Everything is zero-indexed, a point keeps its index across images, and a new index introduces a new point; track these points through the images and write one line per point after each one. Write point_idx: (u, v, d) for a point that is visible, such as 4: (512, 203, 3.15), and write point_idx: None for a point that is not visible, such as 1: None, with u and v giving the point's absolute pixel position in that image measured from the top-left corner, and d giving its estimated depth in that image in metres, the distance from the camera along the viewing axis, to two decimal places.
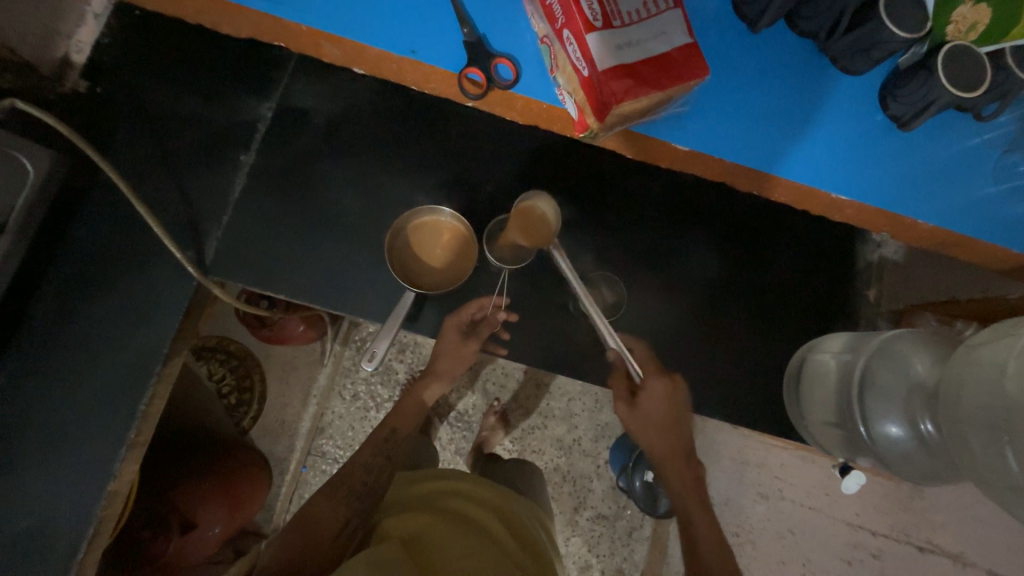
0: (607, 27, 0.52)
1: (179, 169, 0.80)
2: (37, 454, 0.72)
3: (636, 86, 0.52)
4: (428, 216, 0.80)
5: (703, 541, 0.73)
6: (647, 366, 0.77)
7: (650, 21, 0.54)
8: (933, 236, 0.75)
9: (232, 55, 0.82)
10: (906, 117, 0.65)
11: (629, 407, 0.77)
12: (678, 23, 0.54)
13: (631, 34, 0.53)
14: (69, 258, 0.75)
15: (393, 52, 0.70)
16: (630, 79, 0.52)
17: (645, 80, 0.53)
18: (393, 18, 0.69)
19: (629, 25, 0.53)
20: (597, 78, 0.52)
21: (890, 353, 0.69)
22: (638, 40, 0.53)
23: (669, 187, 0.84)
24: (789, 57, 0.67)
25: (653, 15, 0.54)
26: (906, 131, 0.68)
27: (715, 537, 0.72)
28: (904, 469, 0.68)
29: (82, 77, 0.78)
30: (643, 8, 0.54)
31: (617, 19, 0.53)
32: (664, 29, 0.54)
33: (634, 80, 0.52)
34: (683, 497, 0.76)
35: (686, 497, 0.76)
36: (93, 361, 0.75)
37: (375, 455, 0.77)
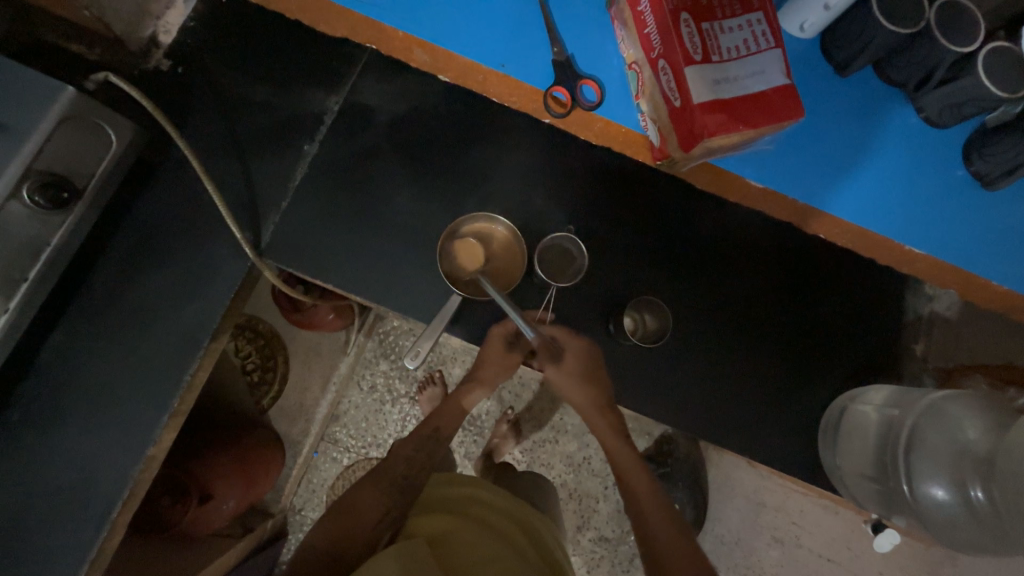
0: (706, 61, 0.53)
1: (246, 153, 0.82)
2: (85, 411, 0.75)
3: (729, 121, 0.53)
4: (484, 223, 0.81)
5: None
6: None
7: (749, 59, 0.55)
8: None
9: (308, 48, 0.85)
10: (992, 175, 0.69)
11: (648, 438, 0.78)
12: (778, 63, 0.55)
13: (729, 70, 0.54)
14: (135, 228, 0.78)
15: (485, 64, 0.80)
16: (723, 114, 0.53)
17: (739, 117, 0.53)
18: (493, 37, 0.80)
19: (727, 61, 0.54)
20: (691, 109, 0.53)
21: (939, 414, 0.67)
22: (735, 76, 0.54)
23: (721, 218, 0.82)
24: (859, 106, 0.72)
25: (753, 53, 0.55)
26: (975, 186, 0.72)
27: None
28: (948, 536, 0.65)
29: (166, 57, 0.82)
30: (743, 45, 0.55)
31: (716, 53, 0.54)
32: (762, 68, 0.55)
33: (727, 115, 0.53)
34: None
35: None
36: (145, 328, 0.77)
37: (417, 451, 0.77)
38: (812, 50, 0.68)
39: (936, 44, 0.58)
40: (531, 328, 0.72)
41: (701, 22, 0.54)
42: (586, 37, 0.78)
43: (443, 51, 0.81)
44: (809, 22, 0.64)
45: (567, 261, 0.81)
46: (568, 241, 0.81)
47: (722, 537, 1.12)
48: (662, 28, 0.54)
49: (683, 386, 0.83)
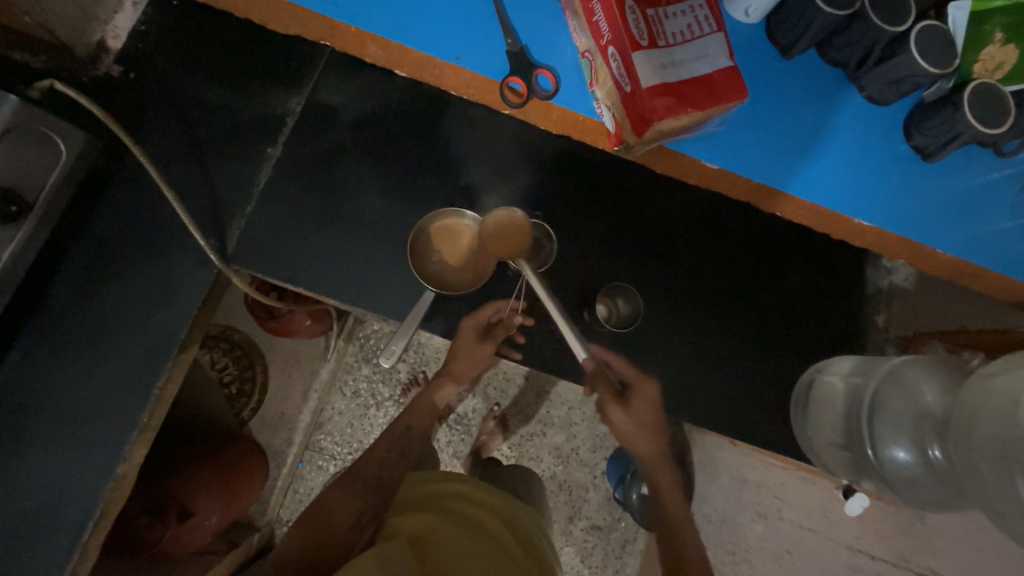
0: (653, 47, 0.55)
1: (206, 157, 0.80)
2: (48, 432, 0.72)
3: (678, 104, 0.55)
4: (437, 220, 0.81)
5: None
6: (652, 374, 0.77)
7: (694, 43, 0.56)
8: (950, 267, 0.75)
9: (266, 48, 0.84)
10: (931, 148, 0.67)
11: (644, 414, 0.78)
12: (721, 46, 0.57)
13: (675, 55, 0.55)
14: (93, 240, 0.76)
15: (438, 56, 0.76)
16: (672, 97, 0.54)
17: (687, 100, 0.55)
18: (443, 27, 0.76)
19: (673, 46, 0.55)
20: (641, 94, 0.54)
21: (899, 379, 0.70)
22: (682, 59, 0.56)
23: (684, 202, 0.86)
24: (816, 84, 0.69)
25: (697, 37, 0.56)
26: (929, 161, 0.70)
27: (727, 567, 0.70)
28: (912, 494, 0.69)
29: (116, 62, 0.79)
30: (688, 29, 0.56)
31: (662, 38, 0.55)
32: (707, 51, 0.56)
33: (676, 98, 0.55)
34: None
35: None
36: (111, 342, 0.75)
37: (389, 451, 0.78)
38: (757, 34, 0.68)
39: (869, 25, 0.60)
40: (584, 348, 0.72)
41: (646, 9, 0.55)
42: (539, 23, 0.74)
43: (393, 44, 0.77)
44: (752, 8, 0.65)
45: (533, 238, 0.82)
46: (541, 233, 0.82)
47: (709, 516, 1.16)
48: (609, 16, 0.55)
49: (659, 369, 0.84)
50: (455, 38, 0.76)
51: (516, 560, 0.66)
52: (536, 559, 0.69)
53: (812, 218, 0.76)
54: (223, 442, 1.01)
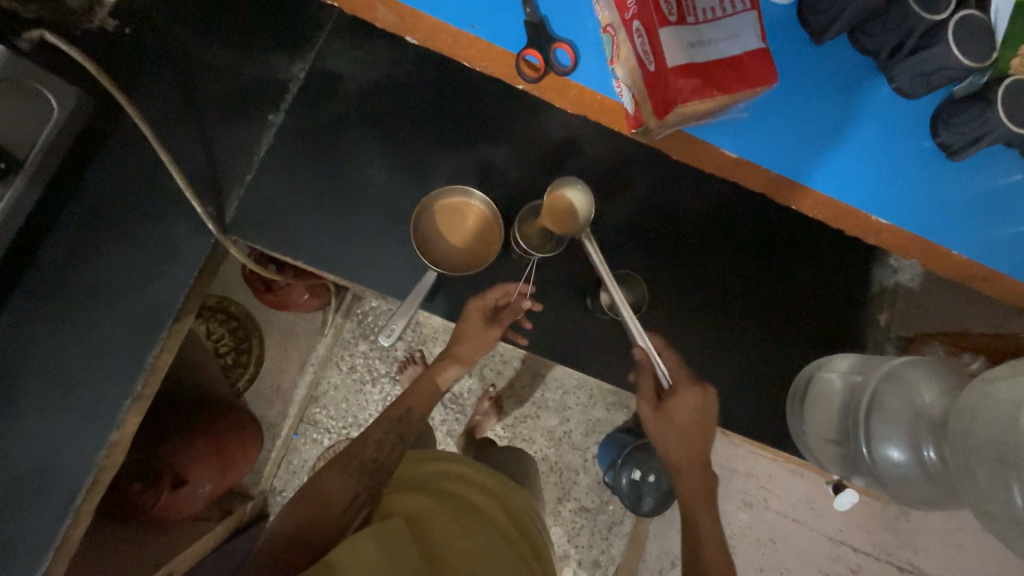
0: (681, 23, 0.52)
1: (205, 122, 0.78)
2: (41, 397, 0.71)
3: (703, 86, 0.52)
4: (435, 201, 0.79)
5: (705, 557, 0.71)
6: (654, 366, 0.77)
7: (724, 21, 0.53)
8: (962, 267, 0.75)
9: (271, 11, 0.80)
10: (958, 146, 0.65)
11: (652, 407, 0.76)
12: (752, 25, 0.54)
13: (703, 33, 0.53)
14: (85, 203, 0.73)
15: (452, 25, 0.70)
16: (697, 79, 0.52)
17: (713, 82, 0.52)
18: None
19: (701, 23, 0.53)
20: (665, 74, 0.52)
21: (898, 379, 0.70)
22: (709, 39, 0.53)
23: (696, 190, 0.84)
24: (843, 73, 0.67)
25: (727, 15, 0.54)
26: (954, 160, 0.68)
27: (720, 557, 0.70)
28: (902, 492, 0.70)
29: (111, 16, 0.75)
30: (718, 7, 0.54)
31: (691, 15, 0.53)
32: (737, 31, 0.53)
33: (702, 80, 0.52)
34: (691, 505, 0.74)
35: (693, 503, 0.74)
36: (106, 309, 0.74)
37: (387, 433, 0.77)
38: (787, 17, 0.65)
39: (908, 11, 0.58)
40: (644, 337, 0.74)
41: None
42: None
43: (408, 9, 0.71)
44: None
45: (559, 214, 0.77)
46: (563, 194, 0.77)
47: None
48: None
49: None
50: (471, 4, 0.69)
51: (512, 542, 0.67)
52: (531, 541, 0.70)
53: (827, 212, 0.74)
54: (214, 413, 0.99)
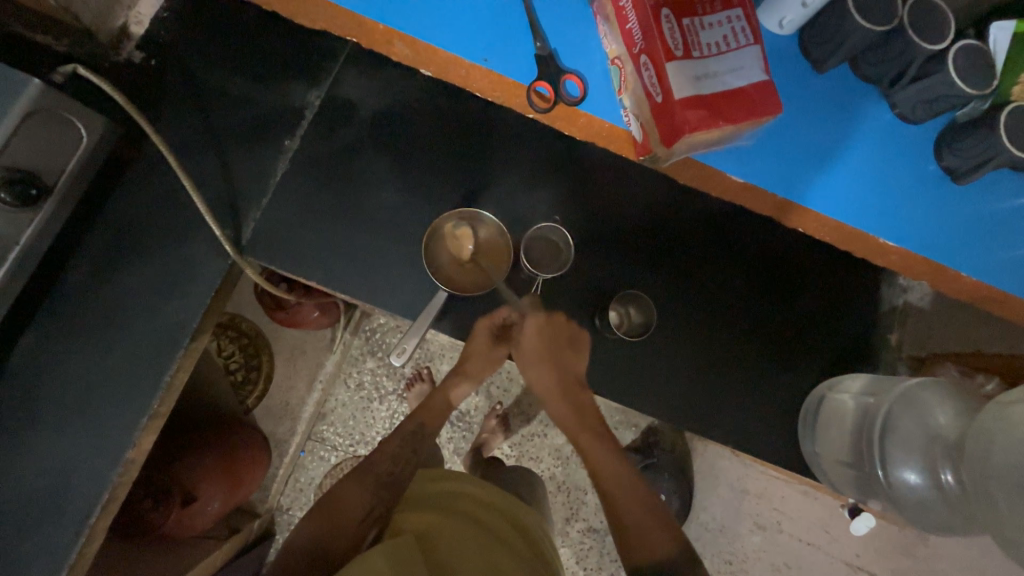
0: (686, 58, 0.54)
1: (223, 148, 0.80)
2: (59, 414, 0.73)
3: (710, 117, 0.54)
4: (450, 222, 0.81)
5: None
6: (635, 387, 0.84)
7: (729, 55, 0.55)
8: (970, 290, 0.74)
9: (288, 41, 0.83)
10: (963, 170, 0.66)
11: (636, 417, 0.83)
12: (755, 59, 0.56)
13: (709, 66, 0.54)
14: (108, 225, 0.76)
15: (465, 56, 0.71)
16: (704, 110, 0.53)
17: (720, 113, 0.54)
18: (471, 25, 0.71)
19: (707, 57, 0.54)
20: (672, 106, 0.54)
21: (913, 401, 0.70)
22: (715, 71, 0.55)
23: (701, 210, 0.85)
24: (844, 100, 0.68)
25: (731, 49, 0.55)
26: (958, 183, 0.68)
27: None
28: (920, 517, 0.69)
29: (137, 48, 0.80)
30: (722, 41, 0.55)
31: (696, 50, 0.54)
32: (741, 64, 0.55)
33: (708, 111, 0.54)
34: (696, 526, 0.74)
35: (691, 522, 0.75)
36: (124, 326, 0.76)
37: (402, 446, 0.78)
38: (789, 47, 0.67)
39: (908, 43, 0.59)
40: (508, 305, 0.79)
41: (681, 18, 0.54)
42: (566, 29, 0.71)
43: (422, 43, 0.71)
44: (787, 19, 0.63)
45: (551, 248, 0.83)
46: (557, 233, 0.82)
47: (707, 524, 1.14)
48: (643, 24, 0.54)
49: (667, 376, 0.84)
50: (486, 38, 0.71)
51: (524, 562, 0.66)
52: (543, 564, 0.69)
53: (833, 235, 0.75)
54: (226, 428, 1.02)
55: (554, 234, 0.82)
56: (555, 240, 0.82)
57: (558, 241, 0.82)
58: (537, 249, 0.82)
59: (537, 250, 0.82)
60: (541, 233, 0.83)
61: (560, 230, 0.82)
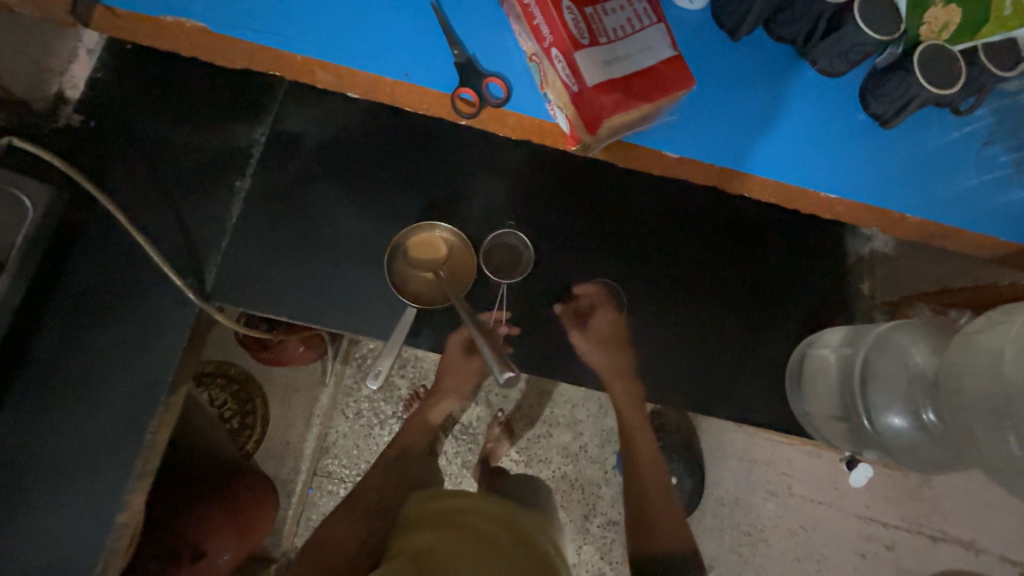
0: (594, 44, 0.54)
1: (175, 198, 0.80)
2: (40, 488, 0.72)
3: (625, 100, 0.55)
4: (411, 235, 0.81)
5: None
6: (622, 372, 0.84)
7: (636, 36, 0.56)
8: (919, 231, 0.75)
9: (224, 83, 0.83)
10: (889, 115, 0.67)
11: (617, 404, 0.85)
12: (662, 37, 0.57)
13: (618, 50, 0.55)
14: (68, 290, 0.75)
15: (386, 75, 0.69)
16: (619, 93, 0.55)
17: (634, 94, 0.55)
18: (380, 40, 0.68)
19: (615, 42, 0.55)
20: (587, 94, 0.54)
21: (888, 345, 0.70)
22: (625, 54, 0.55)
23: (656, 192, 0.87)
24: (767, 62, 0.69)
25: (638, 30, 0.56)
26: (886, 128, 0.70)
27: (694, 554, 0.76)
28: (911, 458, 0.69)
29: (76, 112, 0.80)
30: (628, 24, 0.56)
31: (603, 35, 0.55)
32: (649, 44, 0.56)
33: (623, 94, 0.55)
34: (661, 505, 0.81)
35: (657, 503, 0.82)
36: (98, 391, 0.75)
37: (386, 476, 0.81)
38: (704, 20, 0.68)
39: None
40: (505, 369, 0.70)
41: (584, 7, 0.55)
42: (473, 20, 0.68)
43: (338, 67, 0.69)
44: None
45: (511, 251, 0.84)
46: (511, 236, 0.84)
47: (722, 499, 1.13)
48: (547, 19, 0.55)
49: (649, 358, 0.85)
50: (400, 53, 0.68)
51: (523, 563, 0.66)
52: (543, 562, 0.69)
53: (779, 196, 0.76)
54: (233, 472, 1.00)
55: (511, 237, 0.84)
56: (510, 244, 0.84)
57: (516, 243, 0.84)
58: (498, 252, 0.84)
59: (498, 253, 0.84)
60: (497, 240, 0.84)
61: (516, 231, 0.84)
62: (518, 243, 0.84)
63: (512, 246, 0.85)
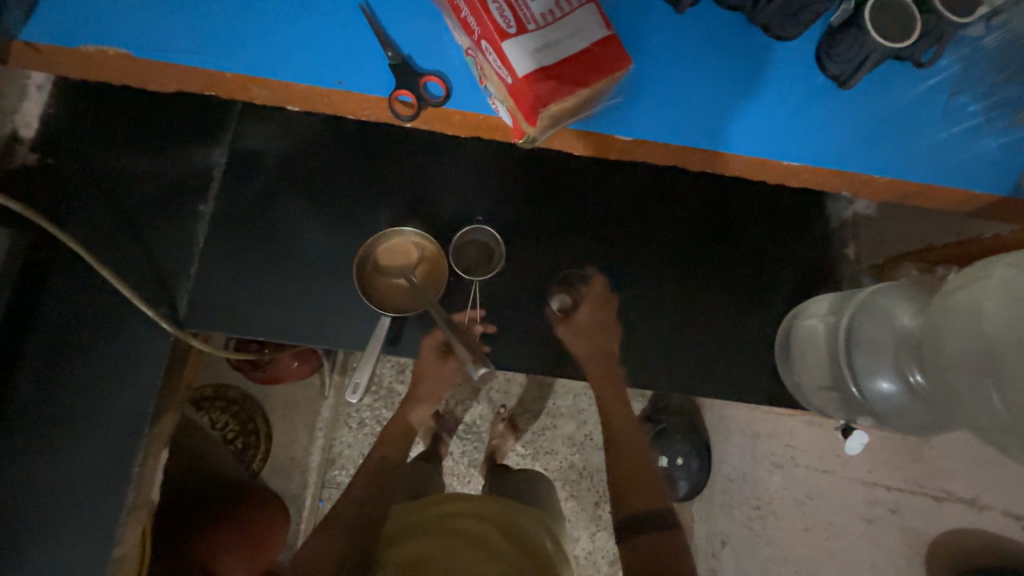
0: (522, 33, 0.53)
1: (141, 228, 0.79)
2: (34, 531, 0.72)
3: (559, 87, 0.53)
4: (380, 244, 0.80)
5: None
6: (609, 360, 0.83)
7: (566, 20, 0.54)
8: (892, 190, 0.73)
9: (177, 106, 0.82)
10: (846, 75, 0.65)
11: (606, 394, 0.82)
12: (593, 18, 0.55)
13: (548, 36, 0.53)
14: (42, 331, 0.75)
15: (319, 85, 0.67)
16: (553, 80, 0.53)
17: (569, 80, 0.53)
18: (314, 50, 0.66)
19: (544, 27, 0.53)
20: (520, 84, 0.53)
21: (873, 309, 0.69)
22: (556, 40, 0.54)
23: (630, 175, 0.86)
24: (719, 33, 0.67)
25: (567, 14, 0.54)
26: (845, 90, 0.68)
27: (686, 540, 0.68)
28: (903, 422, 0.67)
29: (32, 150, 0.79)
30: (556, 8, 0.54)
31: (531, 22, 0.53)
32: (580, 27, 0.54)
33: (557, 81, 0.53)
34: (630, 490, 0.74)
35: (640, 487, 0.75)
36: (81, 429, 0.75)
37: (366, 487, 0.79)
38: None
39: None
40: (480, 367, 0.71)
41: None
42: (405, 22, 0.66)
43: (275, 83, 0.67)
44: None
45: (481, 248, 0.83)
46: (478, 233, 0.83)
47: (730, 475, 1.14)
48: (473, 10, 0.54)
49: (633, 342, 0.84)
50: (333, 61, 0.66)
51: (511, 559, 0.69)
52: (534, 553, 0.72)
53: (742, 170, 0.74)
54: (240, 492, 1.00)
55: (479, 234, 0.83)
56: (479, 241, 0.83)
57: (485, 237, 0.83)
58: (469, 250, 0.83)
59: (469, 251, 0.83)
60: (464, 237, 0.83)
61: (482, 227, 0.83)
62: (487, 238, 0.83)
63: (484, 243, 0.83)
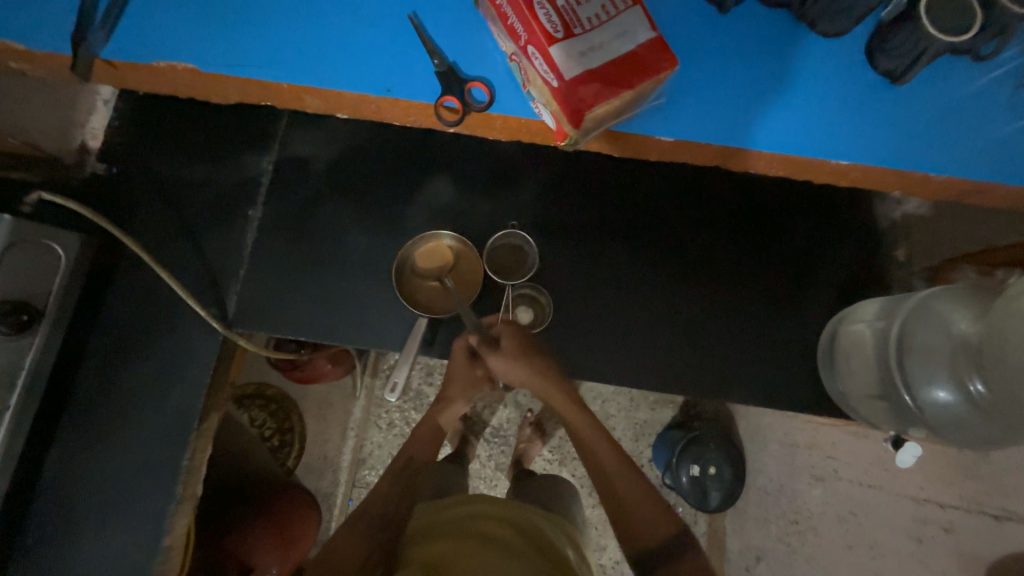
0: (569, 36, 0.53)
1: (194, 231, 0.84)
2: (93, 517, 0.77)
3: (603, 89, 0.54)
4: (415, 249, 0.83)
5: None
6: (641, 365, 0.83)
7: (611, 23, 0.54)
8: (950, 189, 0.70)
9: (230, 116, 0.86)
10: (899, 71, 0.64)
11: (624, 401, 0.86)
12: (640, 19, 0.55)
13: (593, 39, 0.54)
14: (105, 328, 0.80)
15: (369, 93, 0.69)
16: (596, 83, 0.54)
17: (612, 82, 0.54)
18: (363, 59, 0.69)
19: (590, 31, 0.54)
20: (566, 87, 0.54)
21: (927, 314, 0.65)
22: (600, 43, 0.54)
23: (666, 176, 0.86)
24: (765, 31, 0.66)
25: (613, 16, 0.55)
26: (899, 85, 0.66)
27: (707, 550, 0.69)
28: (959, 436, 0.63)
29: (99, 160, 0.84)
30: (602, 11, 0.55)
31: (578, 26, 0.54)
32: (625, 29, 0.55)
33: (600, 83, 0.54)
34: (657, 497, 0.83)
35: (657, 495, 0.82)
36: (138, 421, 0.79)
37: (391, 486, 0.81)
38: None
39: None
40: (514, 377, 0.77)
41: None
42: (448, 30, 0.68)
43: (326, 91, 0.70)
44: None
45: (513, 253, 0.85)
46: (512, 237, 0.85)
47: (766, 487, 1.11)
48: (520, 16, 0.55)
49: (669, 346, 0.83)
50: (381, 70, 0.69)
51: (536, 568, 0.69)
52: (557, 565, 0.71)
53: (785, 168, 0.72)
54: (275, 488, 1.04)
55: (513, 238, 0.85)
56: (511, 244, 0.85)
57: (518, 239, 0.84)
58: (499, 254, 0.84)
59: (500, 256, 0.84)
60: (497, 241, 0.84)
61: (513, 232, 0.84)
62: (520, 243, 0.85)
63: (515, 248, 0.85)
